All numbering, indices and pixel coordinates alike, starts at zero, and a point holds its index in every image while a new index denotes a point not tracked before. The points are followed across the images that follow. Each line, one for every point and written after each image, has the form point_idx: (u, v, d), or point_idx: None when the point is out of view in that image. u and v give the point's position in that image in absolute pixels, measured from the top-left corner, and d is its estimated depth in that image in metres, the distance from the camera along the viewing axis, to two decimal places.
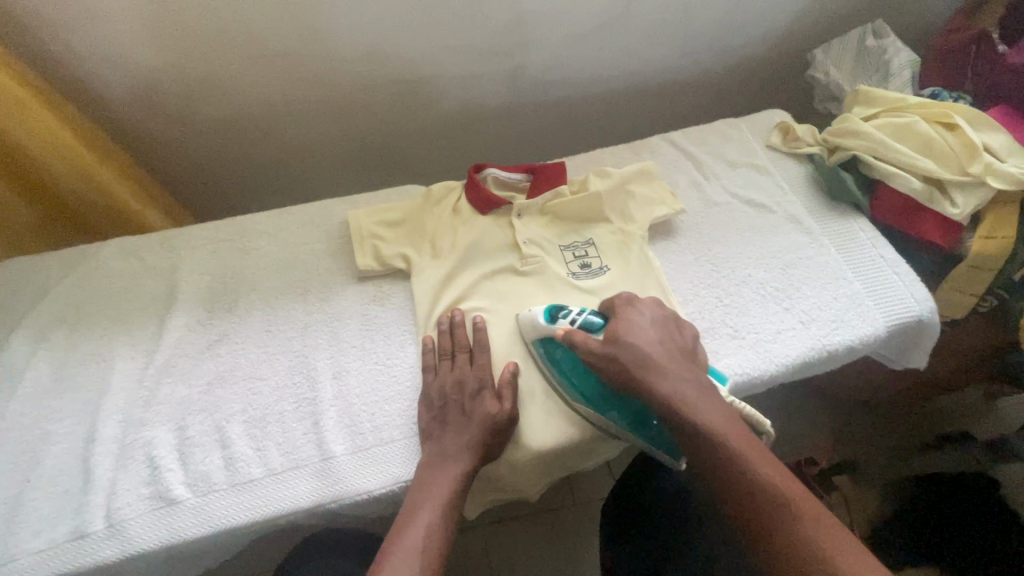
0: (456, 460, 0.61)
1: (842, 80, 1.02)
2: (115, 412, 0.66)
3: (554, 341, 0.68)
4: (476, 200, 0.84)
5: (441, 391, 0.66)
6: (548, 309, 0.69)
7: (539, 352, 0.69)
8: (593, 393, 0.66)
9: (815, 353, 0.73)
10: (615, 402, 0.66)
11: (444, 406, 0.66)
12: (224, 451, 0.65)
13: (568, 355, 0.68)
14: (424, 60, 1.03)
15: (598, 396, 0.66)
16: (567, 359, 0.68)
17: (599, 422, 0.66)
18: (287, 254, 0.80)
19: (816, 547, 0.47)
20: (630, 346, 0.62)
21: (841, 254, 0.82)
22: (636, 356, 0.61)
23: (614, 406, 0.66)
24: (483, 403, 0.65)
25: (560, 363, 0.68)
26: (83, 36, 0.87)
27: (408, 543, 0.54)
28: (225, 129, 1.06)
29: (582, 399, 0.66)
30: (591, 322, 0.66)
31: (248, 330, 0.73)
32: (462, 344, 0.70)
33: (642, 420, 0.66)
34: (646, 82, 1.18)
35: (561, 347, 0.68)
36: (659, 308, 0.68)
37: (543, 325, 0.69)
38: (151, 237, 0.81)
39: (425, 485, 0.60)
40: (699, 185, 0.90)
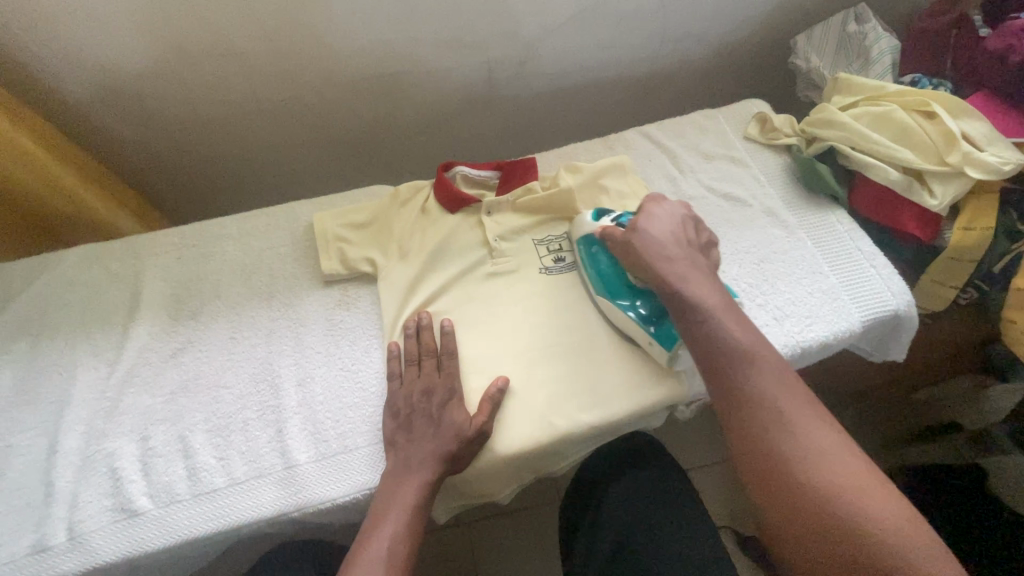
0: (422, 469, 0.60)
1: (823, 67, 0.99)
2: (78, 424, 0.66)
3: (592, 239, 0.74)
4: (444, 199, 0.83)
5: (406, 397, 0.65)
6: (595, 211, 0.76)
7: (580, 247, 0.76)
8: (613, 284, 0.72)
9: (788, 351, 0.72)
10: (633, 293, 0.70)
11: (411, 414, 0.64)
12: (187, 460, 0.64)
13: (601, 250, 0.74)
14: (394, 56, 1.01)
15: (620, 286, 0.71)
16: (600, 254, 0.74)
17: (613, 312, 0.71)
18: (252, 258, 0.79)
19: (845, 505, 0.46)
20: (645, 235, 0.65)
21: (818, 248, 0.80)
22: (661, 253, 0.64)
23: (629, 296, 0.70)
24: (452, 412, 0.64)
25: (594, 257, 0.74)
26: (38, 39, 0.85)
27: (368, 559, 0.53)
28: (195, 130, 1.05)
29: (603, 291, 0.72)
30: (622, 221, 0.71)
31: (212, 338, 0.73)
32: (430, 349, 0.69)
33: (649, 312, 0.69)
34: (624, 72, 1.16)
35: (597, 244, 0.74)
36: (682, 207, 0.70)
37: (586, 222, 0.76)
38: (115, 244, 0.80)
39: (390, 495, 0.58)
40: (674, 179, 0.88)
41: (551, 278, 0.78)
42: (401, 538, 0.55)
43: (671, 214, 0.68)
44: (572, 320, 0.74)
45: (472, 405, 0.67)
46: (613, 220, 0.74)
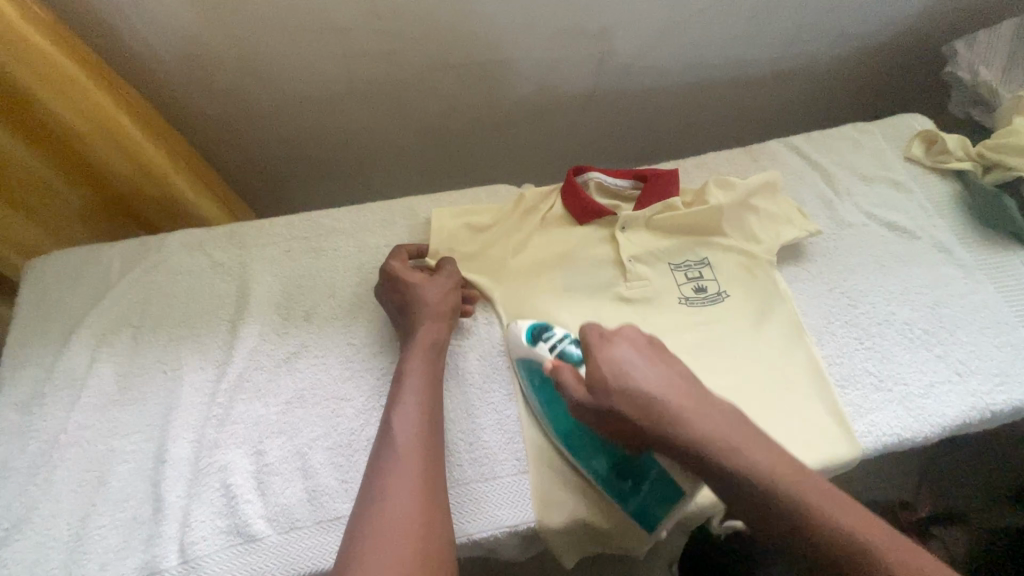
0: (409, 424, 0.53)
1: (995, 82, 0.88)
2: (186, 432, 0.60)
3: (533, 365, 0.62)
4: (573, 207, 0.75)
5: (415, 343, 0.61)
6: (531, 329, 0.63)
7: (520, 374, 0.64)
8: (576, 444, 0.59)
9: (975, 415, 0.63)
10: (600, 446, 0.57)
11: (395, 310, 0.65)
12: (308, 482, 0.58)
13: (545, 384, 0.61)
14: (507, 40, 0.92)
15: (579, 443, 0.59)
16: (544, 388, 0.61)
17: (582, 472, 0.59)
18: (367, 255, 0.72)
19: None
20: (609, 360, 0.53)
21: (1001, 294, 0.71)
22: (629, 384, 0.51)
23: (596, 450, 0.58)
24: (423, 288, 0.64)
25: (541, 393, 0.62)
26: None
27: (381, 514, 0.46)
28: (285, 107, 0.96)
29: (560, 436, 0.60)
30: (569, 352, 0.60)
31: (328, 343, 0.66)
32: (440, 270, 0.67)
33: (624, 472, 0.56)
34: (748, 73, 1.06)
35: (539, 375, 0.62)
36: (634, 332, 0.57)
37: (523, 348, 0.63)
38: (218, 231, 0.73)
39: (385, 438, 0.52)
40: (829, 201, 0.79)
41: (692, 307, 0.70)
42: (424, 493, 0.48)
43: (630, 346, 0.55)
44: (725, 358, 0.66)
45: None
46: (551, 349, 0.61)
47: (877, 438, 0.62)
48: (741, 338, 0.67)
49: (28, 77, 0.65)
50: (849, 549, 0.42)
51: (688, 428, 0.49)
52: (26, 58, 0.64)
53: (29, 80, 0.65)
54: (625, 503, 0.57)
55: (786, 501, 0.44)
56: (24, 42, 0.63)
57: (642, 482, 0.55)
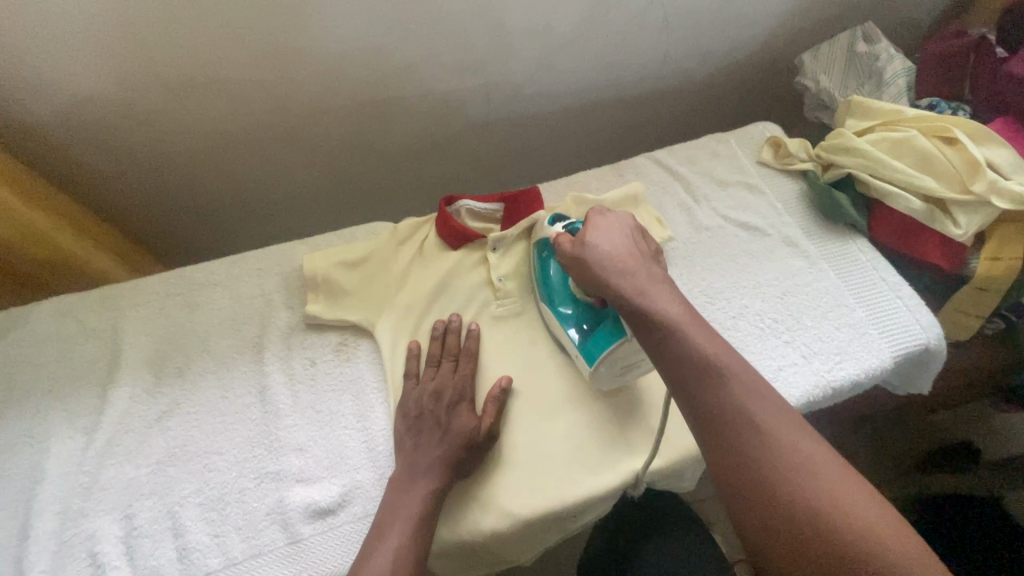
0: (423, 481, 0.57)
1: (833, 87, 0.95)
2: (52, 504, 0.59)
3: (544, 242, 0.71)
4: (445, 234, 0.76)
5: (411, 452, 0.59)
6: (551, 216, 0.72)
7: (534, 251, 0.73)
8: (557, 292, 0.68)
9: (818, 393, 0.69)
10: (574, 300, 0.67)
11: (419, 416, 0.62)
12: (177, 540, 0.58)
13: (550, 254, 0.70)
14: (390, 79, 0.95)
15: (559, 293, 0.68)
16: (550, 258, 0.70)
17: (557, 326, 0.68)
18: (242, 305, 0.73)
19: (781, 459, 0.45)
20: (596, 246, 0.60)
21: (842, 279, 0.78)
22: (603, 261, 0.59)
23: (569, 304, 0.67)
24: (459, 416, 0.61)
25: (545, 261, 0.71)
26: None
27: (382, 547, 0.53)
28: (174, 162, 0.97)
29: (544, 296, 0.70)
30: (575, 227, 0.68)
31: (201, 398, 0.66)
32: (457, 368, 0.66)
33: (586, 320, 0.66)
34: (629, 92, 1.11)
35: (547, 249, 0.71)
36: (632, 219, 0.64)
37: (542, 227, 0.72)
38: (91, 295, 0.73)
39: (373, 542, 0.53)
40: (689, 210, 0.84)
41: None
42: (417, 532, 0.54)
43: (616, 229, 0.62)
44: None
45: (486, 472, 0.62)
46: (564, 227, 0.69)
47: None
48: None
49: None
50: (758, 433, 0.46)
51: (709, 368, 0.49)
52: None
53: None
54: (575, 339, 0.66)
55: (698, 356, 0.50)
56: None
57: (603, 320, 0.64)
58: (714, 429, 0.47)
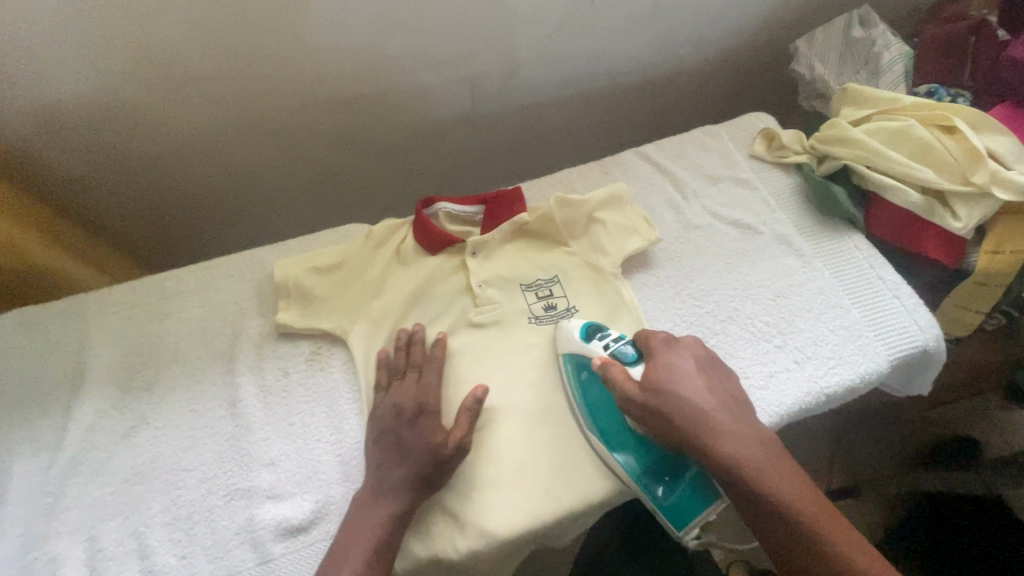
0: (387, 501, 0.56)
1: (828, 75, 0.92)
2: (14, 526, 0.57)
3: (582, 362, 0.63)
4: (423, 238, 0.73)
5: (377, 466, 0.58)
6: (584, 327, 0.65)
7: (564, 367, 0.65)
8: (610, 428, 0.60)
9: (812, 397, 0.66)
10: (637, 445, 0.59)
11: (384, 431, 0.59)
12: (144, 562, 0.56)
13: (593, 377, 0.63)
14: (368, 74, 0.91)
15: (617, 435, 0.60)
16: (592, 382, 0.63)
17: (613, 463, 0.60)
18: (212, 314, 0.70)
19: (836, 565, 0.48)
20: (672, 396, 0.54)
21: (836, 277, 0.75)
22: (688, 409, 0.54)
23: (631, 448, 0.59)
24: (425, 430, 0.59)
25: (587, 387, 0.63)
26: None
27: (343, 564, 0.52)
28: (149, 164, 0.94)
29: (597, 432, 0.61)
30: (624, 352, 0.60)
31: (169, 412, 0.64)
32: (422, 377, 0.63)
33: (661, 470, 0.58)
34: (617, 83, 1.08)
35: (588, 370, 0.63)
36: (694, 344, 0.60)
37: (576, 343, 0.64)
38: (57, 306, 0.71)
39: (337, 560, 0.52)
40: (677, 206, 0.81)
41: (541, 325, 0.70)
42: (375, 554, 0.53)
43: (685, 362, 0.58)
44: None
45: (463, 486, 0.60)
46: (608, 347, 0.62)
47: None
48: None
49: None
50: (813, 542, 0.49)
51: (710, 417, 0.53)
52: None
53: None
54: (657, 496, 0.57)
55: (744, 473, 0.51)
56: None
57: (684, 473, 0.57)
58: (775, 543, 0.51)
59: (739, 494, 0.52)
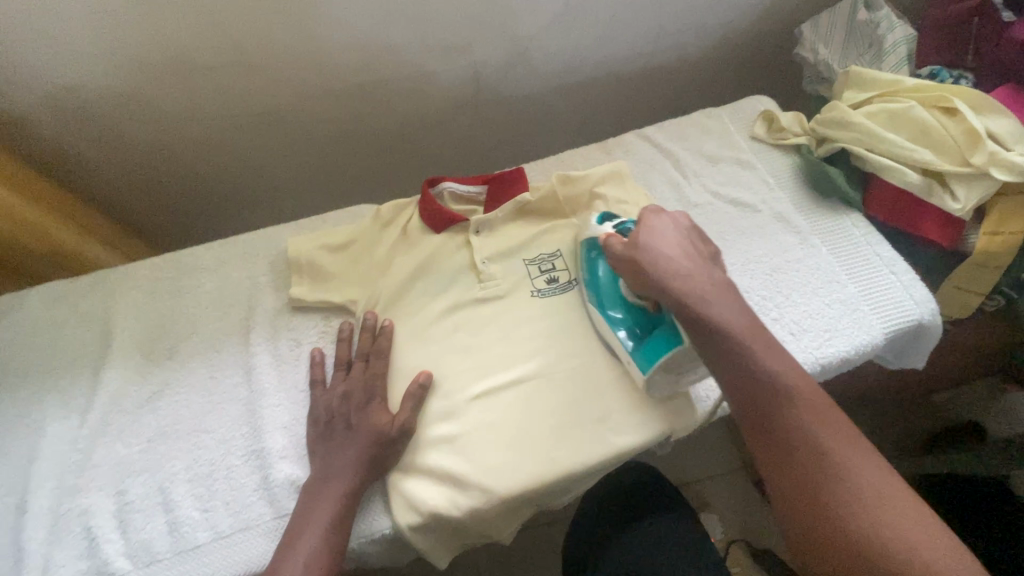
0: (345, 476, 0.59)
1: (832, 59, 0.92)
2: (47, 481, 0.61)
3: (593, 242, 0.69)
4: (428, 216, 0.76)
5: (373, 428, 0.61)
6: (602, 214, 0.70)
7: (581, 252, 0.71)
8: (608, 295, 0.67)
9: (806, 371, 0.68)
10: (625, 305, 0.65)
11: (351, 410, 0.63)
12: (168, 515, 0.60)
13: (600, 255, 0.69)
14: (376, 62, 0.93)
15: (611, 298, 0.67)
16: (599, 259, 0.69)
17: (604, 326, 0.67)
18: (229, 289, 0.74)
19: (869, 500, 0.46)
20: (661, 276, 0.56)
21: (833, 255, 0.76)
22: (677, 283, 0.56)
23: (620, 307, 0.66)
24: (372, 413, 0.63)
25: (593, 263, 0.69)
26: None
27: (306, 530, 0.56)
28: (165, 149, 0.96)
29: (594, 299, 0.68)
30: (624, 228, 0.66)
31: (189, 379, 0.68)
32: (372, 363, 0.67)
33: (641, 325, 0.64)
34: (622, 69, 1.09)
35: (596, 251, 0.69)
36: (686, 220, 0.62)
37: (589, 227, 0.70)
38: (83, 280, 0.75)
39: (314, 491, 0.59)
40: (678, 187, 0.83)
41: (543, 297, 0.72)
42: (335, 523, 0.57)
43: (676, 238, 0.60)
44: (570, 348, 0.69)
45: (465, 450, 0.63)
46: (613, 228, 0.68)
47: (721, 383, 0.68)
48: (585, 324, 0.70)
49: None
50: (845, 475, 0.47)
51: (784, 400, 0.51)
52: None
53: None
54: (629, 348, 0.64)
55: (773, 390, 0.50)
56: None
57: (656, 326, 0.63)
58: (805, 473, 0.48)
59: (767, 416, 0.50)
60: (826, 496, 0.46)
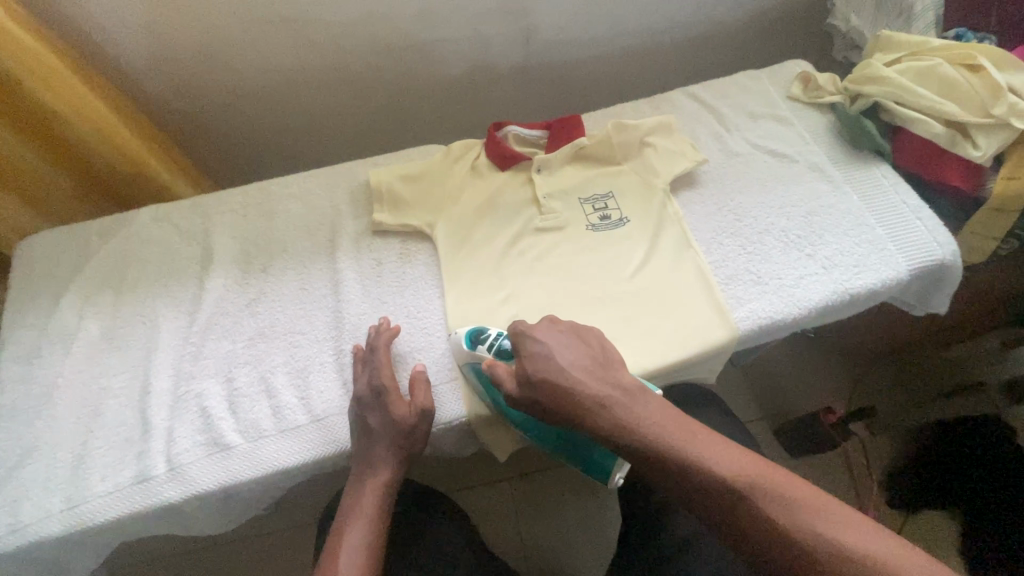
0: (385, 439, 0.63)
1: (864, 25, 1.00)
2: (166, 367, 0.70)
3: (480, 369, 0.67)
4: (496, 155, 0.84)
5: (396, 421, 0.63)
6: (469, 333, 0.68)
7: (470, 380, 0.69)
8: (521, 419, 0.67)
9: (837, 297, 0.75)
10: (543, 432, 0.67)
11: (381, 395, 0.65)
12: (271, 400, 0.69)
13: (490, 384, 0.67)
14: (437, 20, 0.98)
15: (529, 425, 0.67)
16: (496, 387, 0.67)
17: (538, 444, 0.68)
18: (313, 214, 0.82)
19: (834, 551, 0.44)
20: (545, 371, 0.57)
21: (863, 200, 0.83)
22: (574, 396, 0.56)
23: (539, 433, 0.67)
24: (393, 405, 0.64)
25: (489, 390, 0.67)
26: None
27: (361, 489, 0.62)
28: (237, 100, 1.03)
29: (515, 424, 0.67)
30: (503, 349, 0.65)
31: (283, 289, 0.76)
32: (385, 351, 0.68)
33: (571, 443, 0.67)
34: (666, 36, 1.14)
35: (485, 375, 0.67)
36: (556, 325, 0.62)
37: (465, 353, 0.68)
38: (183, 204, 0.83)
39: (348, 516, 0.61)
40: (720, 137, 0.90)
41: (598, 231, 0.80)
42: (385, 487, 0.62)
43: (550, 341, 0.60)
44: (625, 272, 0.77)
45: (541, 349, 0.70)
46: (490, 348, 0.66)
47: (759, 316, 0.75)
48: (639, 254, 0.78)
49: (21, 70, 0.73)
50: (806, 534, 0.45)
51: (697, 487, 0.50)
52: (18, 55, 0.72)
53: (20, 73, 0.73)
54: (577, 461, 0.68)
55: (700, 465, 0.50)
56: (19, 44, 0.72)
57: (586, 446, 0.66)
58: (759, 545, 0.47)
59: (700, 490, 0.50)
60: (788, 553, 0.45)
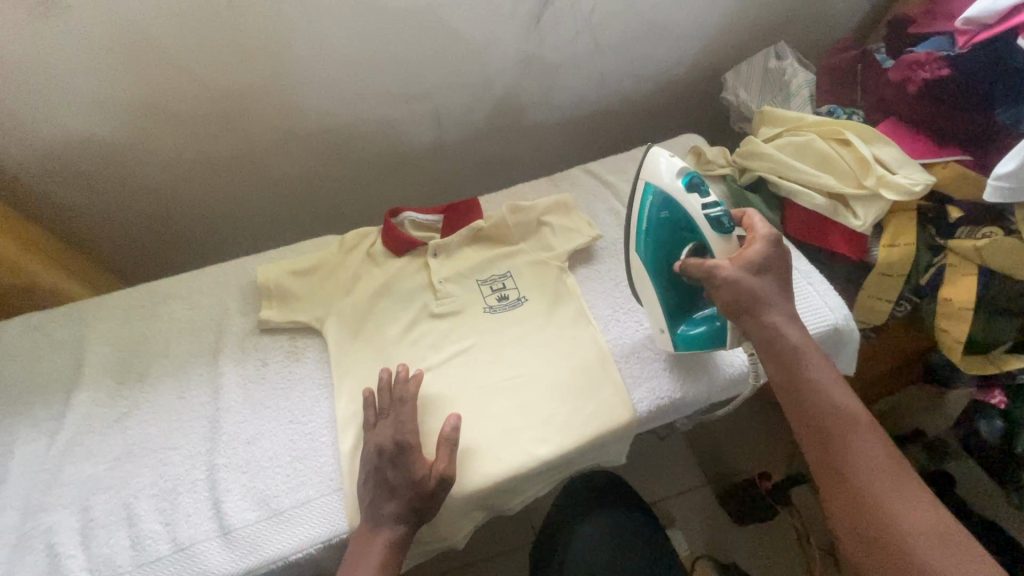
0: (390, 523, 0.59)
1: (751, 99, 1.05)
2: (16, 500, 0.64)
3: (669, 200, 0.69)
4: (389, 242, 0.83)
5: (420, 472, 0.60)
6: (688, 176, 0.69)
7: (642, 200, 0.70)
8: (662, 259, 0.70)
9: (734, 370, 0.75)
10: (676, 281, 0.71)
11: (377, 466, 0.61)
12: (131, 529, 0.62)
13: (668, 220, 0.69)
14: (344, 108, 1.00)
15: (665, 267, 0.70)
16: (663, 222, 0.69)
17: (647, 287, 0.72)
18: (199, 314, 0.79)
19: (890, 499, 0.50)
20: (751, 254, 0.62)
21: None
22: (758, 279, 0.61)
23: (670, 281, 0.71)
24: (417, 460, 0.61)
25: (656, 222, 0.69)
26: None
27: (367, 551, 0.58)
28: (140, 194, 1.01)
29: (645, 256, 0.70)
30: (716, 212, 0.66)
31: (159, 399, 0.72)
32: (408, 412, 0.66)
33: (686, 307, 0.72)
34: (575, 113, 1.18)
35: (668, 211, 0.69)
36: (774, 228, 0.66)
37: (675, 184, 0.68)
38: (59, 312, 0.79)
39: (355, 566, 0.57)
40: (618, 213, 0.92)
41: (495, 313, 0.78)
42: (389, 554, 0.58)
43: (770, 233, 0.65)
44: (520, 358, 0.74)
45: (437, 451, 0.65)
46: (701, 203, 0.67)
47: (738, 359, 0.77)
48: (535, 338, 0.76)
49: None
50: (873, 480, 0.51)
51: (820, 398, 0.55)
52: None
53: None
54: (676, 328, 0.72)
55: (818, 389, 0.56)
56: None
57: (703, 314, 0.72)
58: (834, 471, 0.53)
59: (805, 409, 0.55)
60: (854, 487, 0.51)
